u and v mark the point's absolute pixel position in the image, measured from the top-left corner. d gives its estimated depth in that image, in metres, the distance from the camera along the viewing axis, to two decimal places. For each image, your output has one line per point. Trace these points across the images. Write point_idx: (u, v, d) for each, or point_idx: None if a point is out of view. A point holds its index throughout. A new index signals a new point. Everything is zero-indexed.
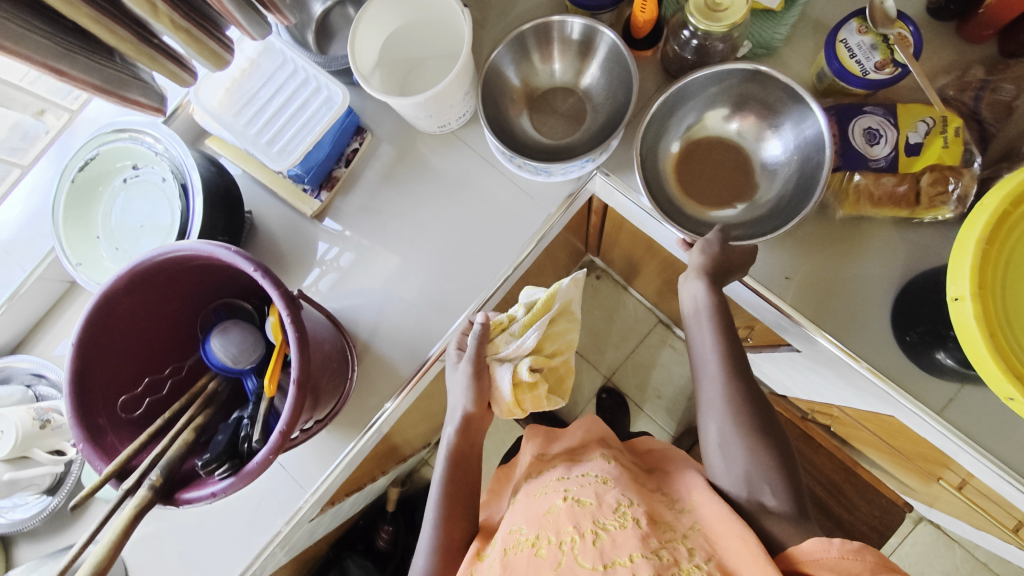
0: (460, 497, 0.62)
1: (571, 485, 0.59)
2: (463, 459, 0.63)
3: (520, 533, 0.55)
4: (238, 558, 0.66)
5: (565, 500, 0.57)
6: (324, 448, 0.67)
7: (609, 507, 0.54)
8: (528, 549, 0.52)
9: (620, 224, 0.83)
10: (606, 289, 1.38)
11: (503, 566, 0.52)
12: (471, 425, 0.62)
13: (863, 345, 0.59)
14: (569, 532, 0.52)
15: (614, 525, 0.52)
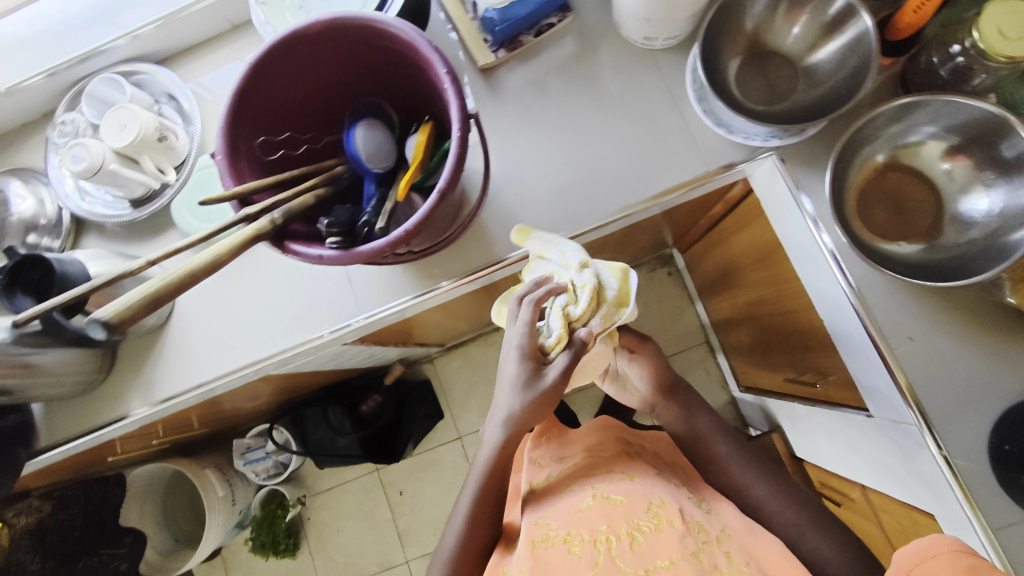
0: (491, 496, 0.61)
1: (598, 481, 0.63)
2: (500, 466, 0.61)
3: (549, 528, 0.58)
4: (273, 341, 0.68)
5: (595, 498, 0.60)
6: (393, 283, 0.67)
7: (641, 506, 0.58)
8: (561, 545, 0.56)
9: (749, 221, 0.80)
10: (672, 288, 1.35)
11: (536, 560, 0.55)
12: (516, 439, 0.60)
13: (953, 435, 0.56)
14: (603, 532, 0.56)
15: (650, 527, 0.56)
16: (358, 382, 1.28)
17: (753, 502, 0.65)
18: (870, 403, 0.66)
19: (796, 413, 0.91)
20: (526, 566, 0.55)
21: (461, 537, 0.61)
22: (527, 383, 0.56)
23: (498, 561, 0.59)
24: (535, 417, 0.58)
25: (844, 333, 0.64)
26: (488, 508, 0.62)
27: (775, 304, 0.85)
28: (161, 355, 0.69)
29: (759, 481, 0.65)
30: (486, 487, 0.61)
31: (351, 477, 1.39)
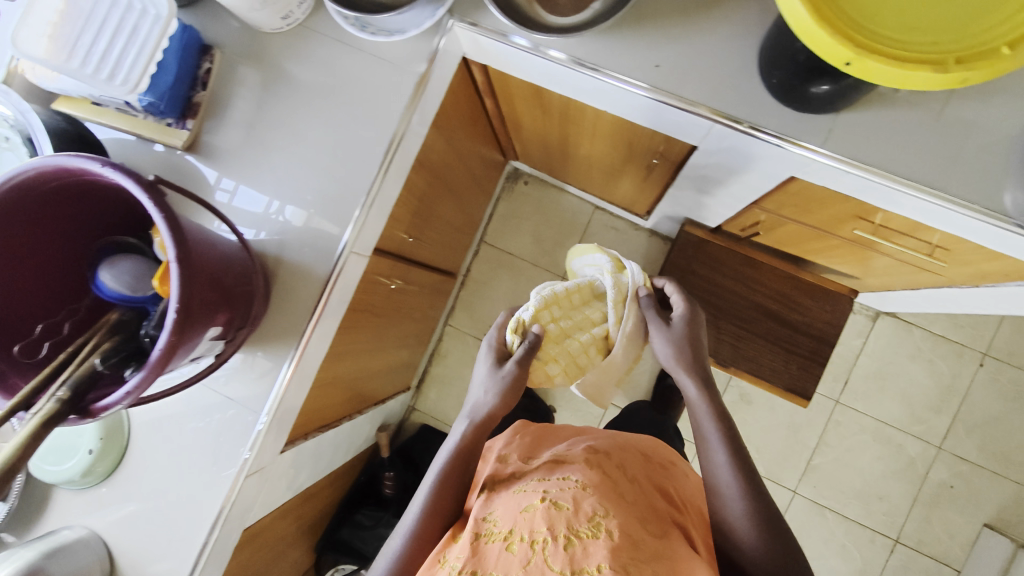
0: (452, 476, 0.66)
1: (551, 487, 0.63)
2: (469, 447, 0.68)
3: (494, 524, 0.59)
4: (211, 499, 0.65)
5: (543, 501, 0.60)
6: (263, 368, 0.65)
7: (584, 515, 0.57)
8: (501, 542, 0.57)
9: (507, 86, 0.82)
10: (537, 191, 1.39)
11: (474, 552, 0.56)
12: (483, 420, 0.69)
13: (742, 104, 0.60)
14: (542, 533, 0.56)
15: (587, 534, 0.55)
16: (365, 476, 1.25)
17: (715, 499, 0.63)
18: (686, 136, 0.70)
19: (677, 194, 0.95)
20: (463, 555, 0.56)
21: (428, 499, 0.64)
22: (490, 370, 0.70)
23: (442, 549, 0.61)
24: (504, 405, 0.69)
25: (623, 102, 0.67)
26: (451, 484, 0.65)
27: (585, 132, 0.88)
28: None
29: (729, 458, 0.63)
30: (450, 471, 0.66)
31: None
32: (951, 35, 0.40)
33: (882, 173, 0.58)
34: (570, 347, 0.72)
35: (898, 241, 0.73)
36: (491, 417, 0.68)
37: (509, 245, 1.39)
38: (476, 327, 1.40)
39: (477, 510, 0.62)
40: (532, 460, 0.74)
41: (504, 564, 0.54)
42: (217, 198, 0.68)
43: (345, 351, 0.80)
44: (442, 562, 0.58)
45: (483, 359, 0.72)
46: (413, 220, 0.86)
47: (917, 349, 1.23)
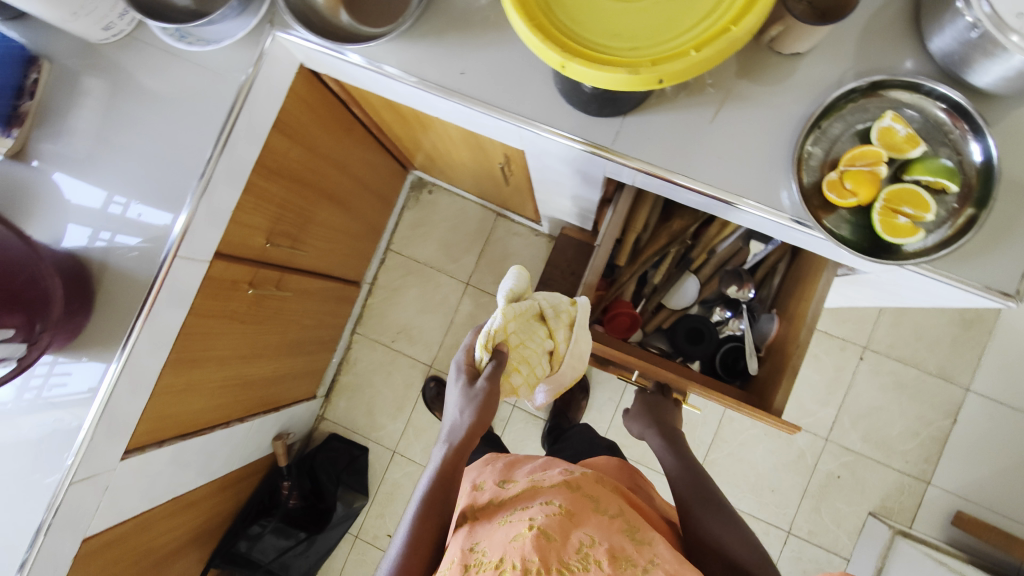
0: (435, 504, 0.67)
1: (536, 514, 0.67)
2: (450, 473, 0.69)
3: (482, 555, 0.63)
4: (37, 502, 0.66)
5: (531, 529, 0.64)
6: (88, 371, 0.67)
7: (573, 549, 0.63)
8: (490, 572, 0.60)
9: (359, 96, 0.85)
10: (441, 200, 1.42)
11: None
12: (462, 444, 0.69)
13: (538, 108, 0.63)
14: (535, 564, 0.60)
15: (580, 567, 0.61)
16: (264, 487, 1.24)
17: (704, 541, 0.71)
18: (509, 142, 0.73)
19: (545, 199, 0.99)
20: None
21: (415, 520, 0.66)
22: (464, 392, 0.69)
23: None
24: (479, 428, 0.68)
25: (444, 109, 0.71)
26: (438, 510, 0.67)
27: (445, 139, 0.91)
28: None
29: (704, 518, 0.72)
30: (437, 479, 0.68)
31: (339, 565, 1.35)
32: (646, 40, 0.44)
33: (663, 170, 0.61)
34: (529, 355, 0.71)
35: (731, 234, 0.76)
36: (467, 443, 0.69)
37: (416, 253, 1.42)
38: (384, 335, 1.42)
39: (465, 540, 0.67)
40: (507, 486, 0.80)
41: None
42: (110, 211, 0.70)
43: (199, 357, 0.81)
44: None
45: (454, 381, 0.71)
46: (275, 227, 0.88)
47: None
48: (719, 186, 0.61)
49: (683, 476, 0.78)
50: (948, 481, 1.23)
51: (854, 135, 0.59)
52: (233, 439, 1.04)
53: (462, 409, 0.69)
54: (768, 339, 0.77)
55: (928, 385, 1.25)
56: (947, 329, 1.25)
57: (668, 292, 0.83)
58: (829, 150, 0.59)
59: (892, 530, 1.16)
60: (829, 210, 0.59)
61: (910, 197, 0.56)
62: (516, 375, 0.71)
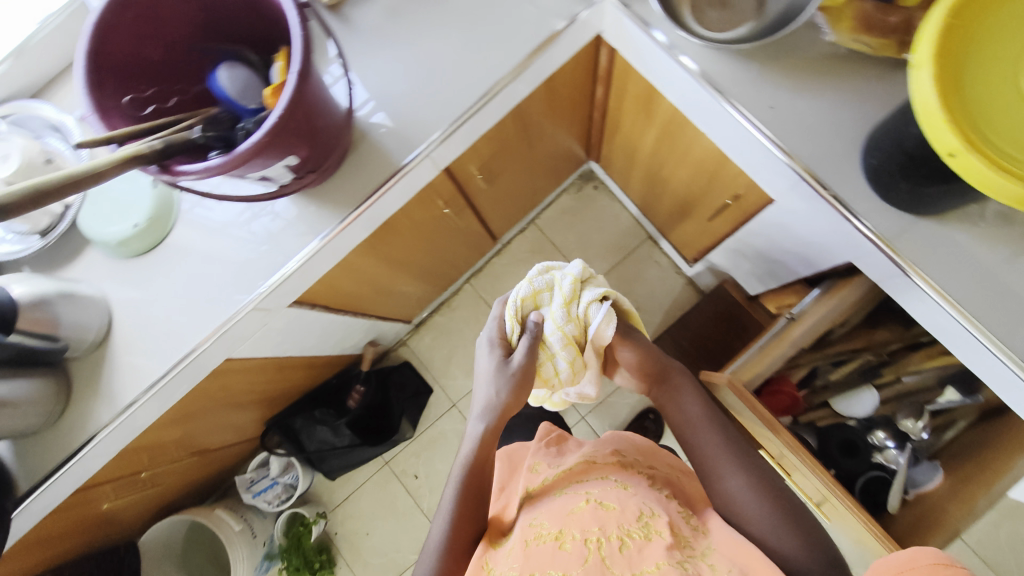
0: (473, 490, 0.67)
1: (595, 489, 0.67)
2: (480, 463, 0.68)
3: (542, 528, 0.63)
4: (217, 314, 0.70)
5: (589, 502, 0.65)
6: (308, 222, 0.70)
7: (632, 515, 0.61)
8: (552, 541, 0.60)
9: (623, 81, 0.85)
10: (601, 200, 1.42)
11: (527, 556, 0.59)
12: (498, 421, 0.69)
13: (834, 174, 0.61)
14: (594, 532, 0.60)
15: (640, 535, 0.59)
16: (337, 381, 1.28)
17: (733, 503, 0.63)
18: (766, 188, 0.71)
19: (734, 249, 0.97)
20: (518, 559, 0.59)
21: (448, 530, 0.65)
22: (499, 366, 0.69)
23: (484, 555, 0.64)
24: (506, 409, 0.68)
25: (724, 132, 0.70)
26: (472, 504, 0.66)
27: (675, 155, 0.90)
28: (112, 366, 0.70)
29: (735, 480, 0.63)
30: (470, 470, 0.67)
31: (364, 478, 1.40)
32: None
33: (892, 252, 0.60)
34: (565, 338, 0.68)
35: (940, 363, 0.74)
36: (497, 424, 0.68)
37: (555, 237, 1.42)
38: (491, 297, 1.43)
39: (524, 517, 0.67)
40: (559, 460, 0.80)
41: (561, 560, 0.57)
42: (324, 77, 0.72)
43: (378, 248, 0.84)
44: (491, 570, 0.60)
45: (489, 355, 0.71)
46: (487, 164, 0.90)
47: None
48: (974, 318, 0.57)
49: (711, 436, 0.67)
50: None
51: None
52: (347, 330, 1.08)
53: (491, 383, 0.68)
54: (922, 486, 0.78)
55: None
56: None
57: (840, 395, 0.84)
58: None
59: None
60: None
61: None
62: (547, 359, 0.70)
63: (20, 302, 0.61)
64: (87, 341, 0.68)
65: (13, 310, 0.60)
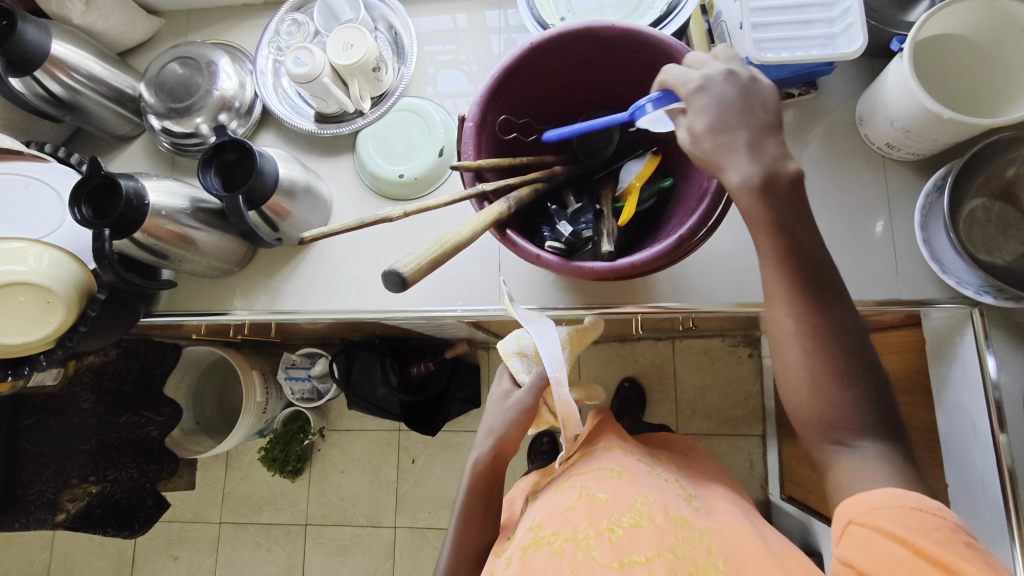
0: (477, 509, 0.67)
1: (588, 480, 0.64)
2: (485, 479, 0.67)
3: (540, 530, 0.60)
4: (406, 299, 0.68)
5: (581, 496, 0.61)
6: (540, 285, 0.66)
7: (624, 504, 0.59)
8: (546, 547, 0.57)
9: (895, 353, 0.76)
10: (745, 371, 1.32)
11: (524, 563, 0.57)
12: (502, 448, 0.66)
13: None
14: (586, 530, 0.57)
15: (631, 523, 0.56)
16: (416, 344, 1.26)
17: (807, 426, 0.42)
18: None
19: None
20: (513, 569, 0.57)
21: (452, 550, 0.66)
22: (501, 397, 0.68)
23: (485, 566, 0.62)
24: (520, 427, 0.66)
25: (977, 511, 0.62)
26: (475, 528, 0.66)
27: None
28: (295, 270, 0.70)
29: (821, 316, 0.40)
30: (472, 492, 0.66)
31: (372, 426, 1.41)
32: None
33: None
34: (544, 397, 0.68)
35: None
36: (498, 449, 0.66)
37: (681, 368, 1.34)
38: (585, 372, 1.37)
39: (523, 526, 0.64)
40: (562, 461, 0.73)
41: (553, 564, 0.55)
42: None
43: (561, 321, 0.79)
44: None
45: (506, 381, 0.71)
46: None
47: None
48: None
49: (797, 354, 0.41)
50: None
51: None
52: None
53: (497, 412, 0.68)
54: None
55: None
56: None
57: None
58: None
59: None
60: None
61: None
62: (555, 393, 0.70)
63: (278, 185, 0.61)
64: (297, 238, 0.68)
65: (270, 191, 0.60)
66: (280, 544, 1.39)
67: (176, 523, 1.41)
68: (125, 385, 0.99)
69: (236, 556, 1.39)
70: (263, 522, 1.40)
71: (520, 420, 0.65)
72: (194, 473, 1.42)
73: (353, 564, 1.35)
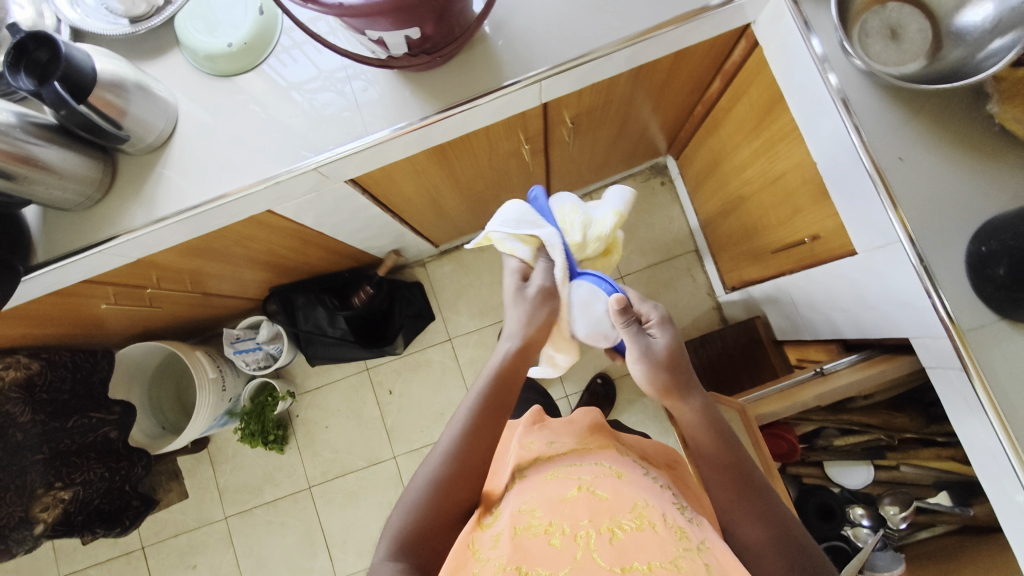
0: (491, 401, 0.61)
1: (586, 474, 0.57)
2: (508, 375, 0.65)
3: (533, 515, 0.52)
4: (277, 162, 0.68)
5: (581, 490, 0.54)
6: (400, 104, 0.68)
7: (626, 505, 0.52)
8: (542, 536, 0.49)
9: (751, 82, 0.81)
10: (663, 197, 1.39)
11: (516, 547, 0.48)
12: (526, 347, 0.68)
13: (938, 247, 0.59)
14: (586, 526, 0.49)
15: (631, 526, 0.50)
16: (349, 275, 1.28)
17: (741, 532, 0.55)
18: (855, 238, 0.69)
19: (785, 287, 0.96)
20: (503, 551, 0.48)
21: (459, 442, 0.58)
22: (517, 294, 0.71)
23: (468, 533, 0.54)
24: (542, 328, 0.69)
25: (838, 169, 0.68)
26: (488, 420, 0.61)
27: (767, 174, 0.87)
28: (160, 176, 0.69)
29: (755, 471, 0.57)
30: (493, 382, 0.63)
31: (340, 376, 1.42)
32: None
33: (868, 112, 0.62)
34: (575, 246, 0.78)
35: (961, 468, 0.70)
36: (526, 351, 0.67)
37: None
38: None
39: (510, 503, 0.56)
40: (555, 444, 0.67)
41: (549, 560, 0.47)
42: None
43: (448, 158, 0.82)
44: (480, 558, 0.50)
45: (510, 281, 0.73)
46: (582, 114, 0.87)
47: None
48: (1015, 438, 0.56)
49: (721, 451, 0.58)
50: None
51: None
52: (380, 227, 1.06)
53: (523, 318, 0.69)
54: (880, 572, 0.72)
55: None
56: None
57: (835, 460, 0.80)
58: None
59: None
60: None
61: None
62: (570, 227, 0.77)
63: (100, 76, 0.59)
64: (146, 140, 0.67)
65: (91, 83, 0.58)
66: (291, 515, 1.39)
67: (183, 535, 1.40)
68: (64, 393, 1.00)
69: (252, 543, 1.38)
70: (268, 501, 1.39)
71: (663, 374, 0.62)
72: (184, 481, 1.40)
73: (367, 505, 1.37)
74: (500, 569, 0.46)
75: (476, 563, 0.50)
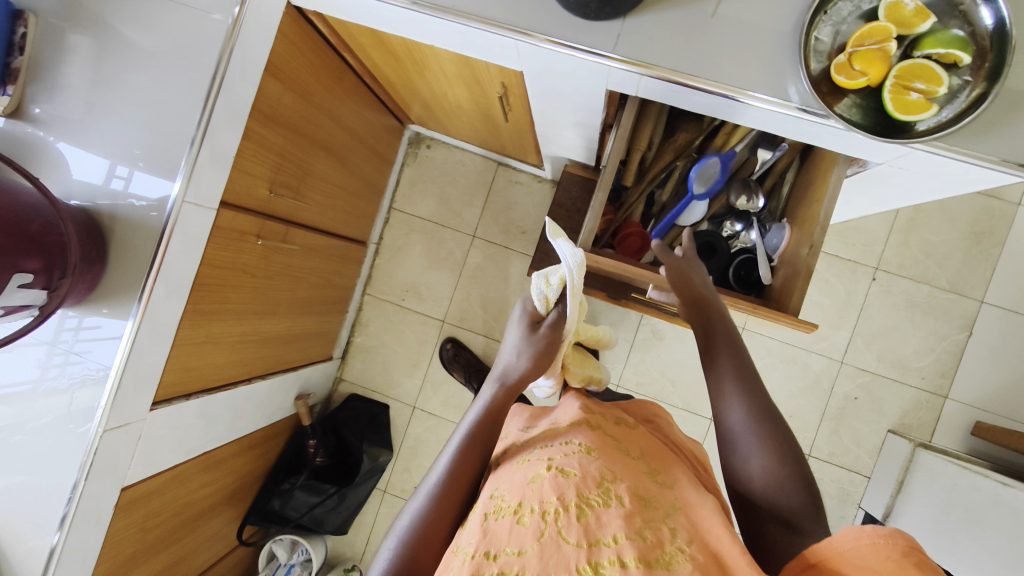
0: (478, 440, 0.60)
1: (555, 453, 0.57)
2: (498, 411, 0.64)
3: (500, 500, 0.53)
4: (75, 454, 0.67)
5: (549, 469, 0.55)
6: (112, 321, 0.68)
7: (592, 479, 0.53)
8: (510, 517, 0.51)
9: (353, 34, 0.84)
10: (441, 155, 1.41)
11: (484, 533, 0.50)
12: (512, 388, 0.66)
13: (536, 18, 0.62)
14: (552, 502, 0.50)
15: (598, 502, 0.52)
16: (292, 447, 1.28)
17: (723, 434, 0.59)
18: (507, 63, 0.71)
19: (547, 132, 0.98)
20: (472, 536, 0.50)
21: (443, 475, 0.58)
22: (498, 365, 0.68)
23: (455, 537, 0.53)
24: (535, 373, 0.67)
25: (443, 36, 0.70)
26: (474, 462, 0.59)
27: (441, 77, 0.90)
28: (7, 558, 0.68)
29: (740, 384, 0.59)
30: (482, 420, 0.62)
31: (373, 518, 1.40)
32: None
33: None
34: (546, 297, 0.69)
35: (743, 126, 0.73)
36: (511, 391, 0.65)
37: (420, 210, 1.42)
38: (392, 296, 1.42)
39: (484, 487, 0.57)
40: (531, 428, 0.66)
41: (517, 540, 0.48)
42: (112, 185, 0.69)
43: (214, 310, 0.81)
44: (456, 550, 0.51)
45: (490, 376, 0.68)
46: (278, 176, 0.88)
47: (827, 278, 1.27)
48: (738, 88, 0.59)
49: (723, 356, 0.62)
50: (964, 394, 1.23)
51: (859, 17, 0.57)
52: (255, 396, 1.05)
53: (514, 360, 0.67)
54: (780, 249, 0.75)
55: (942, 300, 1.25)
56: (958, 244, 1.25)
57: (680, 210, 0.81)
58: (837, 34, 0.58)
59: (913, 443, 1.16)
60: (839, 96, 0.58)
61: (923, 70, 0.54)
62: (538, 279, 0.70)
63: None
64: None
65: None
66: None
67: None
68: None
69: None
70: None
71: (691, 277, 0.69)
72: None
73: None
74: (471, 556, 0.48)
75: (452, 555, 0.51)
